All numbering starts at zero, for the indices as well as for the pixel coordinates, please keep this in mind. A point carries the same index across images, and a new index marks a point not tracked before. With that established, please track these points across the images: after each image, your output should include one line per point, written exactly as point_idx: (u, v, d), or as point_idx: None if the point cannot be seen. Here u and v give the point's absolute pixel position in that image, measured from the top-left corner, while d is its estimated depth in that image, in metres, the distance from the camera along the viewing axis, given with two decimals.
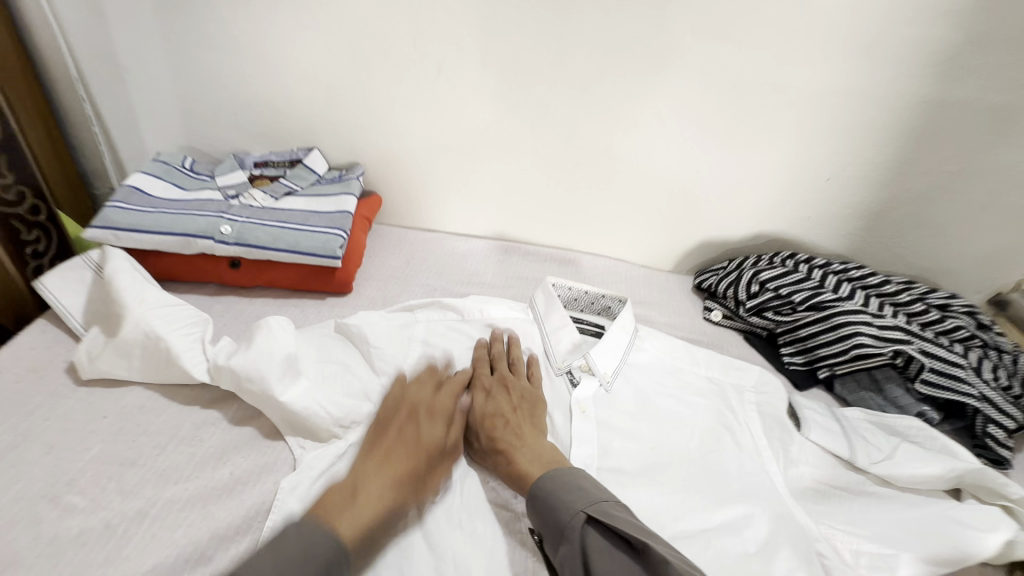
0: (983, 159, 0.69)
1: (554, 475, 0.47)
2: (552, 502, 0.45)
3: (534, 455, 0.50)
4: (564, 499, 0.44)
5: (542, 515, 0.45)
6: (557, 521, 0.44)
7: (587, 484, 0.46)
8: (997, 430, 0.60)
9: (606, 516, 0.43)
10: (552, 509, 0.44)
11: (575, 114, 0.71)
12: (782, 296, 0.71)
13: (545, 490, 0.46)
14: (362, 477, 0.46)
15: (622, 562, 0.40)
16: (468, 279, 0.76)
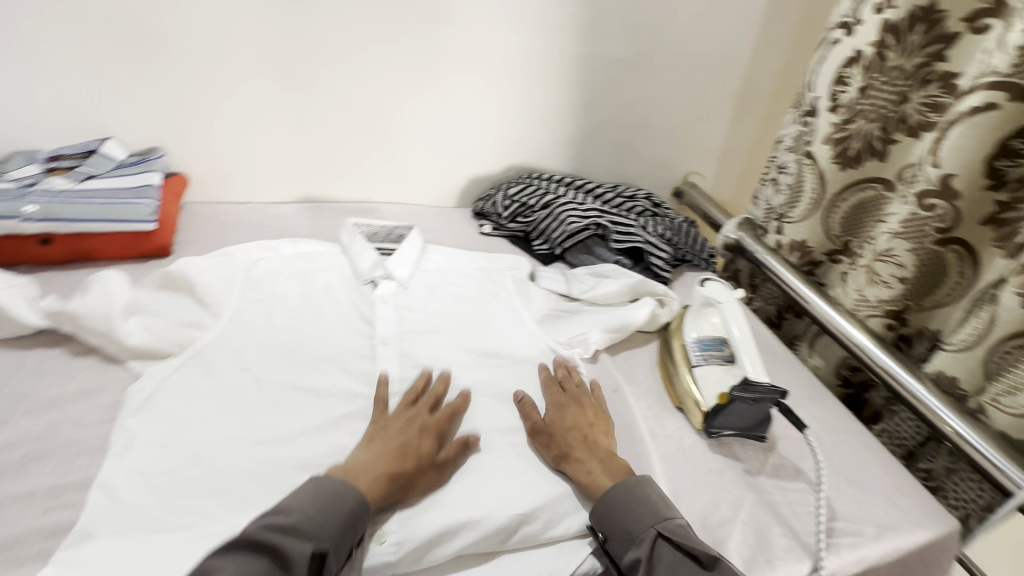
0: (629, 93, 1.05)
1: (629, 490, 0.54)
2: (626, 514, 0.53)
3: (614, 472, 0.57)
4: (637, 515, 0.52)
5: (620, 521, 0.52)
6: (631, 529, 0.52)
7: (655, 499, 0.54)
8: (657, 260, 0.95)
9: (673, 533, 0.51)
10: (627, 521, 0.52)
11: (344, 87, 0.90)
12: (525, 204, 1.01)
13: (620, 503, 0.53)
14: (360, 466, 0.54)
15: (689, 572, 0.48)
16: (282, 232, 0.90)
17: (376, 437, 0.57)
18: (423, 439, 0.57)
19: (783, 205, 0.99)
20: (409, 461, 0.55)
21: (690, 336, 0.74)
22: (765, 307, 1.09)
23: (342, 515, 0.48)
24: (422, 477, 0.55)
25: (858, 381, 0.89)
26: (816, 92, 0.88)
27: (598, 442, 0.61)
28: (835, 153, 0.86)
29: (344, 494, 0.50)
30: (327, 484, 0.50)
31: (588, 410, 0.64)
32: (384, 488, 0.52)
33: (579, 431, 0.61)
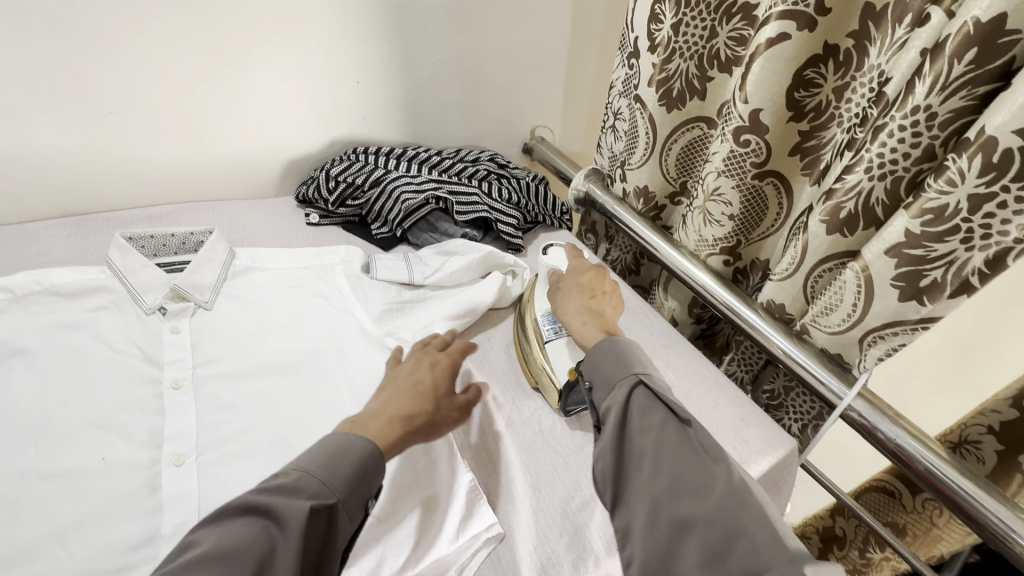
0: (453, 45, 0.95)
1: (610, 344, 0.53)
2: (610, 368, 0.51)
3: (593, 327, 0.58)
4: (619, 364, 0.50)
5: (603, 368, 0.51)
6: (613, 374, 0.50)
7: (640, 357, 0.51)
8: (506, 226, 0.89)
9: (654, 384, 0.48)
10: (608, 369, 0.50)
11: (73, 62, 0.70)
12: (352, 185, 0.88)
13: (605, 358, 0.52)
14: (365, 417, 0.50)
15: (666, 417, 0.46)
16: (25, 260, 0.70)
17: (393, 388, 0.53)
18: (440, 379, 0.55)
19: (624, 151, 0.97)
20: (424, 402, 0.53)
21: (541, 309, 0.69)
22: (619, 257, 1.09)
23: (354, 467, 0.44)
24: (445, 418, 0.54)
25: (708, 316, 0.93)
26: (636, 31, 0.83)
27: (592, 305, 0.62)
28: (661, 95, 0.83)
29: (352, 444, 0.45)
30: (336, 441, 0.45)
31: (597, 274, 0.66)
32: (403, 430, 0.49)
33: (576, 293, 0.63)
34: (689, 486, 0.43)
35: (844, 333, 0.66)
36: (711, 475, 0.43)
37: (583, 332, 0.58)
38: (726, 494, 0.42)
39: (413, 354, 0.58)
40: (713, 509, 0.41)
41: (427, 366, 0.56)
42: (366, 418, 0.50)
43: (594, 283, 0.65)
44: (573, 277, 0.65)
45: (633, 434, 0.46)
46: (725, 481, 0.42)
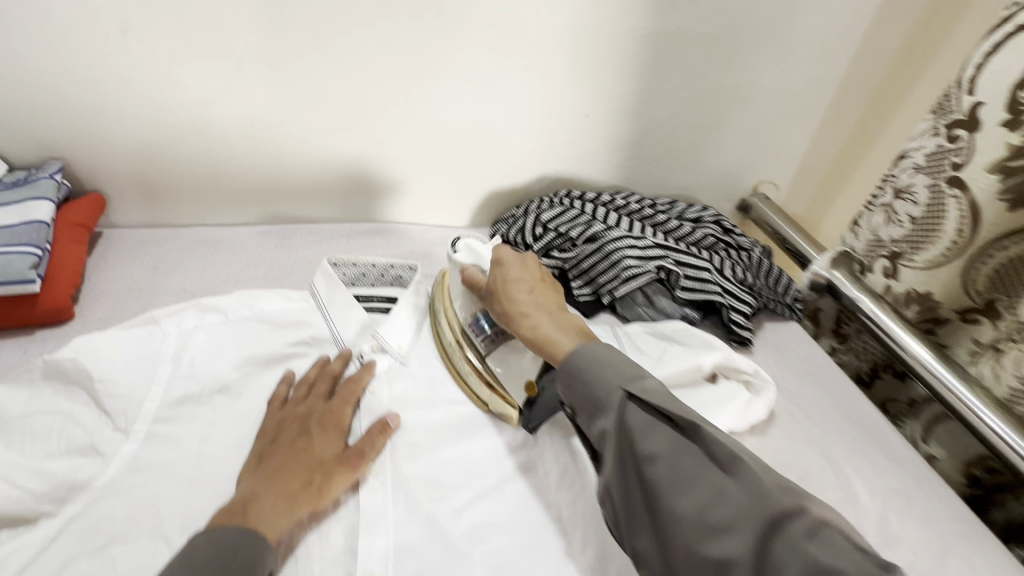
0: (705, 85, 0.80)
1: (588, 352, 0.48)
2: (590, 376, 0.46)
3: (564, 326, 0.53)
4: (596, 379, 0.46)
5: (582, 387, 0.46)
6: (597, 394, 0.45)
7: (607, 353, 0.48)
8: (737, 315, 0.72)
9: (640, 390, 0.43)
10: (591, 385, 0.46)
11: (316, 73, 0.66)
12: (562, 234, 0.76)
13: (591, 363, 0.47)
14: (250, 496, 0.42)
15: (660, 437, 0.41)
16: (239, 274, 0.67)
17: (272, 461, 0.45)
18: (321, 439, 0.48)
19: (906, 241, 0.75)
20: (313, 469, 0.45)
21: (463, 319, 0.60)
22: (852, 361, 0.88)
23: (236, 562, 0.37)
24: (335, 477, 0.46)
25: (993, 483, 0.70)
26: (979, 96, 0.63)
27: (541, 295, 0.56)
28: (1004, 186, 0.62)
29: (231, 536, 0.38)
30: (207, 539, 0.38)
31: (537, 268, 0.59)
32: (288, 506, 0.42)
33: (524, 284, 0.57)
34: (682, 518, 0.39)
35: None
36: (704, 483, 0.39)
37: (548, 338, 0.52)
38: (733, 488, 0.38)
39: (297, 395, 0.52)
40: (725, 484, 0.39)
41: (309, 421, 0.49)
42: (252, 493, 0.43)
43: (539, 275, 0.59)
44: (501, 280, 0.57)
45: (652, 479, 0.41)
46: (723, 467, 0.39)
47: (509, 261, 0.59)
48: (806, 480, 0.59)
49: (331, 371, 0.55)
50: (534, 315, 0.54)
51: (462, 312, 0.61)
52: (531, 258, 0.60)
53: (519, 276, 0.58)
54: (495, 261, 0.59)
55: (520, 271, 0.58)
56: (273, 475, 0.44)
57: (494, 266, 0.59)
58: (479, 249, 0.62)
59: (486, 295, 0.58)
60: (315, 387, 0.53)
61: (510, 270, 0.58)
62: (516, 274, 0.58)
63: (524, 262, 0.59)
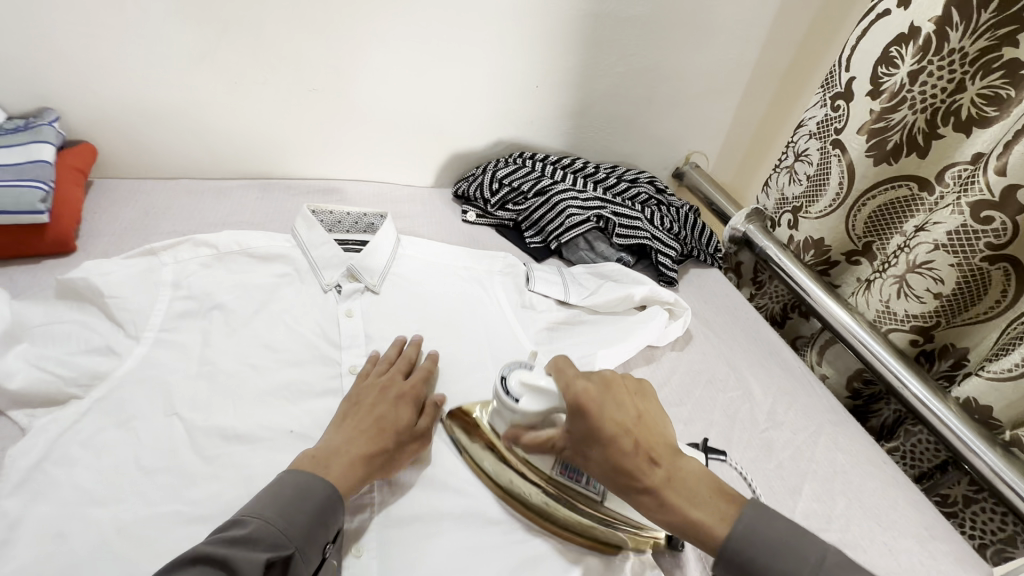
0: (638, 61, 0.92)
1: (745, 543, 0.41)
2: (773, 552, 0.41)
3: (699, 490, 0.44)
4: (788, 567, 0.40)
5: (768, 553, 0.41)
6: (748, 554, 0.41)
7: (785, 529, 0.41)
8: (665, 258, 0.85)
9: (844, 567, 0.40)
10: (767, 575, 0.40)
11: (293, 38, 0.74)
12: (515, 189, 0.87)
13: (761, 548, 0.41)
14: (335, 451, 0.47)
15: None
16: (224, 219, 0.74)
17: (355, 425, 0.50)
18: (400, 412, 0.52)
19: (804, 196, 0.89)
20: (388, 437, 0.50)
21: (549, 467, 0.51)
22: (767, 304, 1.02)
23: (312, 512, 0.42)
24: (403, 449, 0.50)
25: (868, 393, 0.84)
26: (852, 72, 0.77)
27: (654, 443, 0.45)
28: (870, 144, 0.76)
29: (312, 486, 0.43)
30: (291, 482, 0.43)
31: (625, 398, 0.46)
32: (365, 471, 0.47)
33: (629, 429, 0.45)
34: None
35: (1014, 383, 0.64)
36: None
37: (684, 514, 0.43)
38: (851, 559, 0.40)
39: (378, 369, 0.56)
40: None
41: (389, 395, 0.53)
42: (337, 448, 0.47)
43: (634, 410, 0.46)
44: (596, 438, 0.45)
45: None
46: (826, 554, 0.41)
47: (594, 403, 0.45)
48: (713, 383, 0.72)
49: (408, 354, 0.59)
50: (658, 482, 0.44)
51: (539, 461, 0.51)
52: (611, 382, 0.47)
53: (618, 415, 0.45)
54: (577, 405, 0.45)
55: (617, 413, 0.45)
56: (358, 441, 0.48)
57: (580, 417, 0.45)
58: (541, 381, 0.49)
59: (573, 453, 0.47)
60: (394, 368, 0.56)
61: (605, 421, 0.45)
62: (614, 423, 0.44)
63: (616, 403, 0.45)
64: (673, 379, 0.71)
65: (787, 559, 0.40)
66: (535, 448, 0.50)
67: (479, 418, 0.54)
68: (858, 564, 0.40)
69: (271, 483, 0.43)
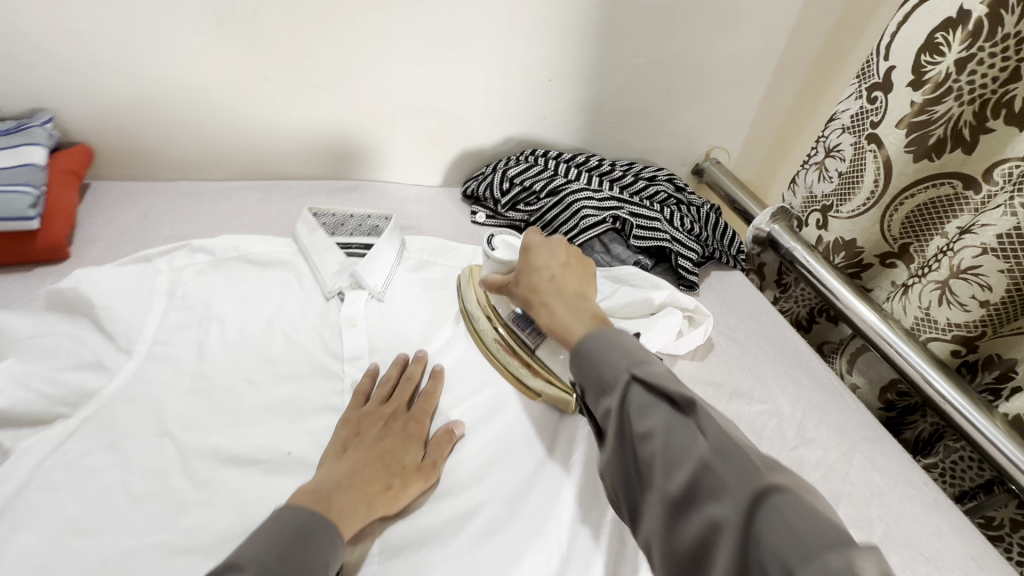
0: (658, 51, 0.87)
1: (600, 338, 0.45)
2: (602, 356, 0.43)
3: (580, 311, 0.49)
4: (607, 360, 0.43)
5: (598, 359, 0.43)
6: (603, 374, 0.42)
7: (632, 343, 0.44)
8: (685, 261, 0.81)
9: (651, 376, 0.41)
10: (598, 363, 0.43)
11: (294, 32, 0.70)
12: (527, 188, 0.83)
13: (608, 355, 0.43)
14: (336, 489, 0.43)
15: (657, 414, 0.38)
16: (223, 222, 0.71)
17: (356, 458, 0.47)
18: (405, 446, 0.49)
19: (834, 194, 0.83)
20: (392, 473, 0.47)
21: (506, 313, 0.60)
22: (792, 308, 0.97)
23: (314, 552, 0.37)
24: (410, 485, 0.47)
25: (903, 405, 0.79)
26: (891, 61, 0.71)
27: (567, 281, 0.52)
28: (910, 139, 0.71)
29: (314, 525, 0.39)
30: (293, 518, 0.38)
31: (563, 251, 0.56)
32: (367, 510, 0.43)
33: (549, 268, 0.53)
34: (689, 530, 0.35)
35: None
36: (724, 479, 0.34)
37: (560, 323, 0.49)
38: (671, 379, 0.41)
39: (380, 396, 0.53)
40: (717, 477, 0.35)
41: (390, 424, 0.51)
42: (338, 485, 0.44)
43: (563, 258, 0.55)
44: (528, 268, 0.54)
45: (626, 441, 0.40)
46: (771, 481, 0.34)
47: (535, 246, 0.55)
48: (737, 395, 0.67)
49: (411, 376, 0.56)
50: (552, 300, 0.51)
51: (502, 307, 0.61)
52: (557, 241, 0.57)
53: (545, 262, 0.54)
54: (523, 248, 0.56)
55: (547, 254, 0.55)
56: (361, 476, 0.45)
57: (522, 253, 0.56)
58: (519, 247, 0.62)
59: (513, 287, 0.56)
60: (397, 391, 0.54)
61: (537, 256, 0.55)
62: (541, 262, 0.54)
63: (549, 247, 0.55)
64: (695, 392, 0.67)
65: (619, 356, 0.43)
66: (496, 291, 0.59)
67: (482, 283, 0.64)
68: (680, 389, 0.40)
69: (268, 520, 0.38)
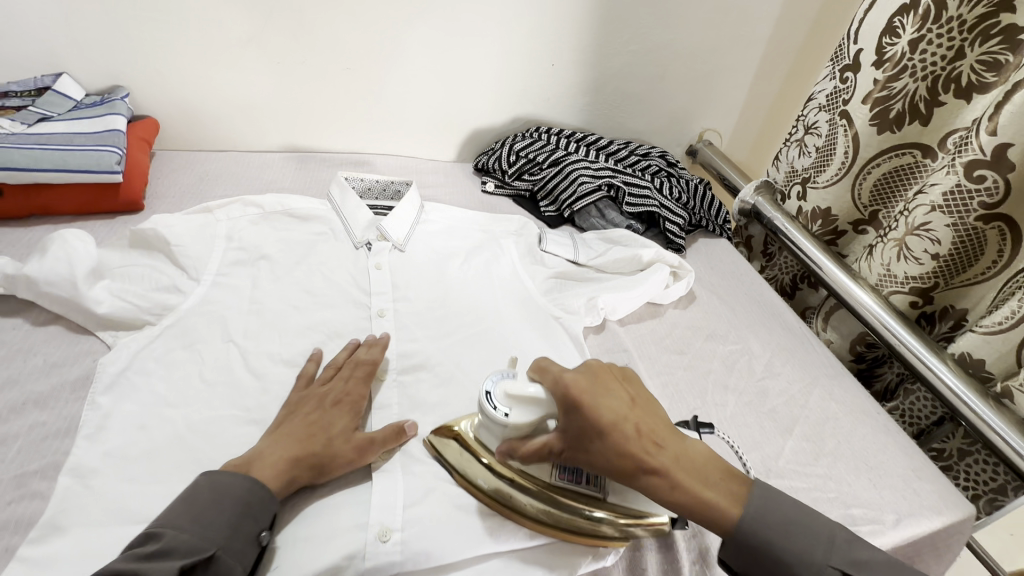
0: (651, 38, 0.96)
1: (760, 531, 0.43)
2: (788, 538, 0.42)
3: (692, 465, 0.44)
4: (795, 551, 0.42)
5: (782, 542, 0.42)
6: (769, 546, 0.42)
7: (785, 505, 0.44)
8: (673, 225, 0.90)
9: (857, 566, 0.41)
10: (789, 563, 0.42)
11: (331, 21, 0.81)
12: (532, 160, 0.93)
13: (779, 532, 0.43)
14: (261, 455, 0.47)
15: None
16: (266, 185, 0.82)
17: (287, 429, 0.49)
18: (335, 419, 0.50)
19: (811, 167, 0.92)
20: (319, 441, 0.48)
21: (548, 474, 0.48)
22: (777, 276, 1.05)
23: (233, 506, 0.42)
24: (337, 453, 0.48)
25: (872, 357, 0.87)
26: (860, 45, 0.80)
27: (652, 430, 0.45)
28: (873, 113, 0.79)
29: (231, 484, 0.43)
30: (208, 484, 0.43)
31: (616, 386, 0.46)
32: (289, 476, 0.46)
33: (621, 408, 0.45)
34: None
35: (1006, 334, 0.67)
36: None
37: (699, 496, 0.43)
38: (851, 543, 0.42)
39: (325, 376, 0.55)
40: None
41: (328, 401, 0.52)
42: (264, 453, 0.47)
43: (625, 400, 0.45)
44: (611, 429, 0.43)
45: None
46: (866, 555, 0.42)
47: (588, 395, 0.44)
48: (713, 337, 0.77)
49: (356, 357, 0.57)
50: (663, 467, 0.43)
51: (537, 468, 0.48)
52: (598, 370, 0.47)
53: (615, 408, 0.44)
54: (569, 399, 0.44)
55: (611, 402, 0.45)
56: (287, 448, 0.47)
57: (575, 411, 0.44)
58: (532, 393, 0.46)
59: (572, 451, 0.45)
60: (340, 372, 0.55)
61: (600, 410, 0.44)
62: (609, 412, 0.44)
63: (605, 390, 0.45)
64: (675, 333, 0.76)
65: (799, 541, 0.42)
66: (535, 458, 0.46)
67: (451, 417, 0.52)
68: (855, 550, 0.42)
69: (185, 490, 0.42)
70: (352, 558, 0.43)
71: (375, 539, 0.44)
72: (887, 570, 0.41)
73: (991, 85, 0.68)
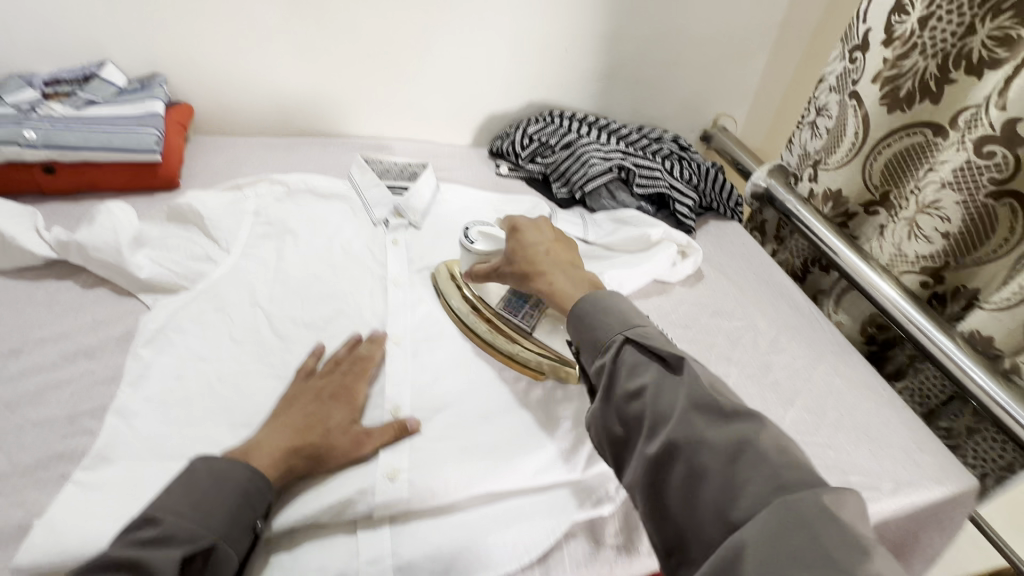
0: (664, 22, 0.97)
1: (594, 300, 0.53)
2: (599, 320, 0.51)
3: (577, 279, 0.59)
4: (606, 322, 0.51)
5: (593, 319, 0.52)
6: (597, 333, 0.51)
7: (627, 309, 0.52)
8: (682, 207, 0.91)
9: (642, 340, 0.48)
10: (599, 323, 0.51)
11: (352, 10, 0.85)
12: (544, 143, 0.96)
13: (600, 313, 0.52)
14: (261, 443, 0.48)
15: (649, 372, 0.46)
16: (291, 166, 0.87)
17: (285, 420, 0.50)
18: (332, 412, 0.51)
19: (823, 149, 0.92)
20: (317, 433, 0.49)
21: (497, 304, 0.64)
22: (789, 259, 1.05)
23: (232, 495, 0.43)
24: (334, 446, 0.49)
25: (882, 338, 0.87)
26: (870, 24, 0.80)
27: (559, 255, 0.62)
28: (884, 93, 0.79)
29: (231, 472, 0.44)
30: (209, 472, 0.44)
31: (546, 229, 0.64)
32: (289, 465, 0.47)
33: (542, 245, 0.62)
34: (671, 464, 0.42)
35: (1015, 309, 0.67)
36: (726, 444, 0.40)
37: (561, 288, 0.58)
38: (700, 380, 0.45)
39: (323, 369, 0.56)
40: (658, 375, 0.46)
41: (325, 394, 0.53)
42: (263, 442, 0.48)
43: (551, 237, 0.63)
44: (524, 246, 0.62)
45: (618, 404, 0.46)
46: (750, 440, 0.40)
47: (522, 228, 0.63)
48: (718, 314, 0.78)
49: (354, 353, 0.58)
50: (550, 271, 0.59)
51: (492, 296, 0.65)
52: (542, 225, 0.65)
53: (535, 240, 0.62)
54: (511, 229, 0.64)
55: (537, 236, 0.63)
56: (286, 438, 0.48)
57: (512, 235, 0.63)
58: (497, 235, 0.65)
59: (506, 267, 0.62)
60: (337, 366, 0.56)
61: (527, 238, 0.62)
62: (532, 242, 0.62)
63: (536, 228, 0.63)
64: (680, 309, 0.78)
65: (616, 317, 0.51)
66: (482, 279, 0.64)
67: (462, 281, 0.67)
68: (700, 389, 0.44)
69: (183, 474, 0.44)
70: (364, 493, 0.47)
71: (383, 477, 0.48)
72: (702, 397, 0.43)
73: (1003, 60, 0.68)
